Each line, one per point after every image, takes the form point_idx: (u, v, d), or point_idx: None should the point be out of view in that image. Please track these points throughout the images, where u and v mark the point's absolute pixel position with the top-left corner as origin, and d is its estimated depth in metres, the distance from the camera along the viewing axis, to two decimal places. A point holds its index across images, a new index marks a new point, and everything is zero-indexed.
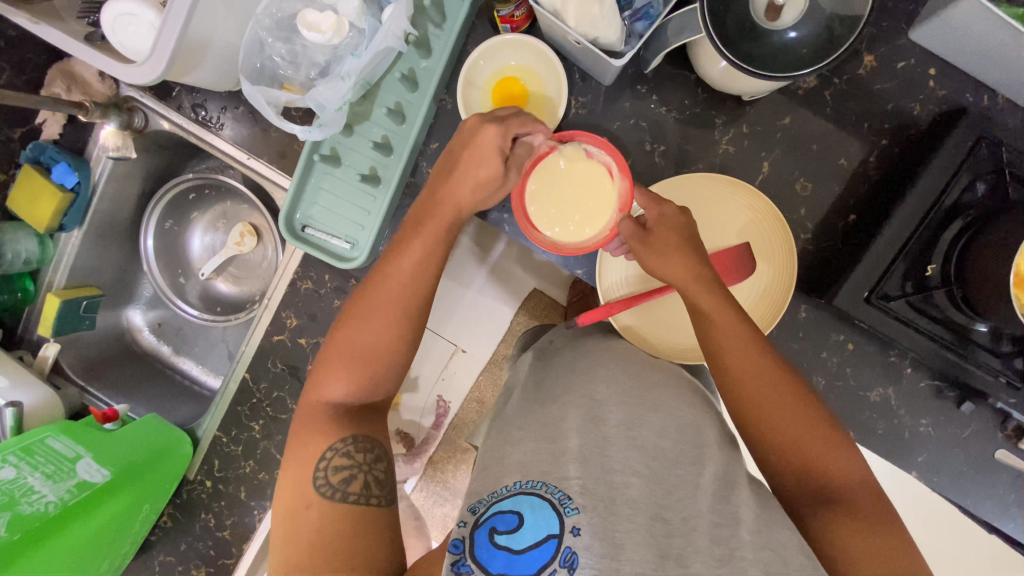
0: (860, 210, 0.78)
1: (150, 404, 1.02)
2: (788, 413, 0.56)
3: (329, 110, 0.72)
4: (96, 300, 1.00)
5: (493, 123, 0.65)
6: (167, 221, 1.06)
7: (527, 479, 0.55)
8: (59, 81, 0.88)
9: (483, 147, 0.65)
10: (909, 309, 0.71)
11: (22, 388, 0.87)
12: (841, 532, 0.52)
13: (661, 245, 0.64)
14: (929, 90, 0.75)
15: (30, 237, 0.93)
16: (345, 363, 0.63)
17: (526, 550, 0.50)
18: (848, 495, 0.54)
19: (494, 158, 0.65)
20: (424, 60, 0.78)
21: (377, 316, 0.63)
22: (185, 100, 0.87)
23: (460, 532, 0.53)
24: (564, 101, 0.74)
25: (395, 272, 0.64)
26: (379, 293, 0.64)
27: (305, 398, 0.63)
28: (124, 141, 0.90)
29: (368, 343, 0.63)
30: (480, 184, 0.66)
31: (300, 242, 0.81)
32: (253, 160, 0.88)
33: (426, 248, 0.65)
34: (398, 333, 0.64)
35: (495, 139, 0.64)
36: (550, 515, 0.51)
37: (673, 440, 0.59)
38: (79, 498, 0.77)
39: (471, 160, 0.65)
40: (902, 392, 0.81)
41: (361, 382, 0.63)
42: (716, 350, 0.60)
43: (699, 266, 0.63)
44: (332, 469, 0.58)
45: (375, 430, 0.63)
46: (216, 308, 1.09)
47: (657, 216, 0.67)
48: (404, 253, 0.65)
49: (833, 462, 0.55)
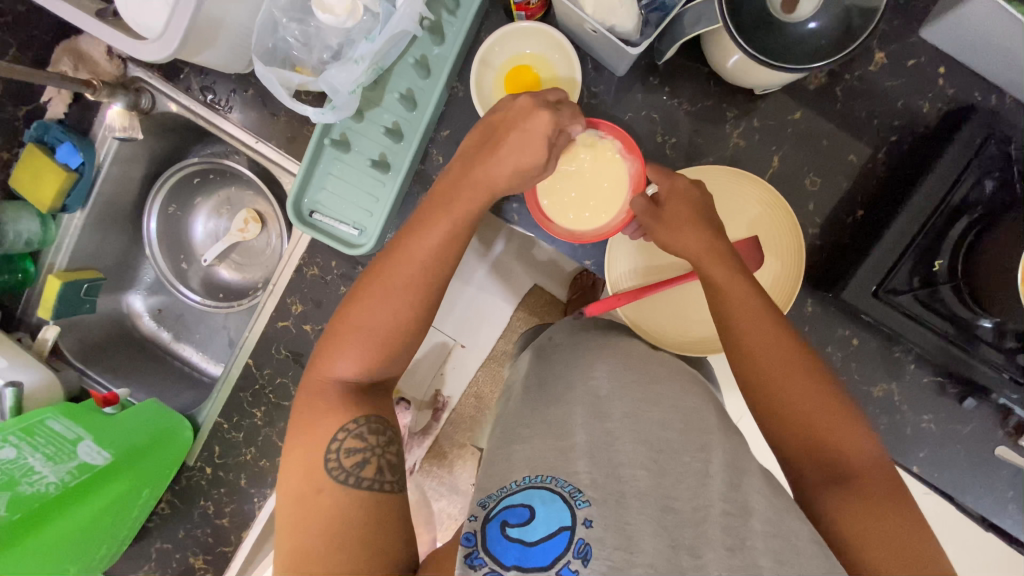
0: (868, 205, 0.79)
1: (150, 389, 1.01)
2: (801, 388, 0.56)
3: (343, 93, 0.72)
4: (97, 284, 0.98)
5: (546, 109, 0.61)
6: (171, 206, 1.05)
7: (536, 474, 0.55)
8: (66, 59, 0.87)
9: (531, 132, 0.60)
10: (916, 304, 0.72)
11: (22, 369, 0.86)
12: (851, 511, 0.52)
13: (674, 219, 0.65)
14: (938, 88, 0.76)
15: (31, 216, 0.92)
16: (356, 340, 0.61)
17: (539, 543, 0.49)
18: (858, 474, 0.54)
19: (540, 143, 0.61)
20: (437, 46, 0.78)
21: (393, 293, 0.61)
22: (193, 82, 0.87)
23: (472, 525, 0.53)
24: (578, 90, 0.74)
25: (414, 247, 0.62)
26: (399, 263, 0.62)
27: (312, 374, 0.62)
28: (131, 122, 0.89)
29: (383, 324, 0.61)
30: (516, 170, 0.62)
31: (308, 227, 0.81)
32: (261, 145, 0.88)
33: (447, 228, 0.63)
34: (414, 315, 0.62)
35: (546, 125, 0.60)
36: (562, 509, 0.51)
37: (675, 430, 0.59)
38: (79, 481, 0.76)
39: (515, 146, 0.61)
40: (904, 388, 0.82)
41: (374, 362, 0.62)
42: (727, 324, 0.61)
43: (713, 240, 0.64)
44: (344, 450, 0.57)
45: (387, 413, 0.63)
46: (219, 294, 1.08)
47: (671, 189, 0.67)
48: (424, 229, 0.63)
49: (845, 440, 0.55)
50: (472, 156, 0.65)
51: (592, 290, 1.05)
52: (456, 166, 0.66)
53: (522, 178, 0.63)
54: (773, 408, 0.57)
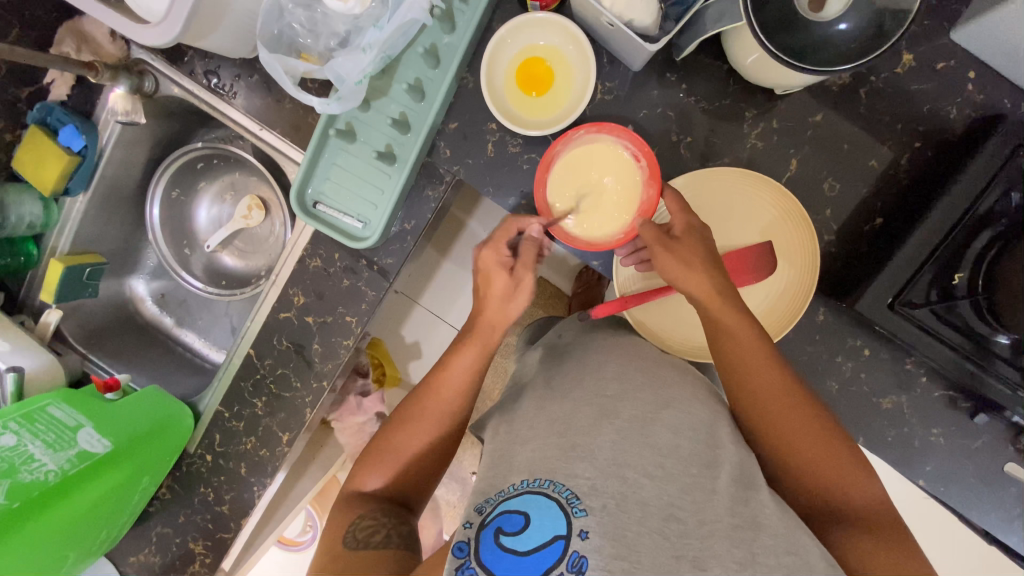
0: (887, 213, 0.77)
1: (152, 374, 1.01)
2: (804, 426, 0.57)
3: (349, 82, 0.69)
4: (99, 268, 0.98)
5: (487, 244, 0.71)
6: (174, 190, 1.03)
7: (534, 478, 0.54)
8: (69, 39, 0.85)
9: (489, 268, 0.70)
10: (932, 318, 0.70)
11: (23, 353, 0.85)
12: (865, 548, 0.51)
13: (684, 254, 0.63)
14: (967, 94, 0.73)
15: (34, 201, 0.90)
16: (380, 457, 0.68)
17: (532, 552, 0.49)
18: (863, 514, 0.54)
19: (501, 275, 0.69)
20: (447, 35, 0.76)
21: (422, 420, 0.68)
22: (197, 66, 0.84)
23: (464, 535, 0.53)
24: (591, 85, 0.71)
25: (443, 378, 0.69)
26: (428, 393, 0.69)
27: (347, 485, 0.69)
28: (133, 106, 0.87)
29: (410, 443, 0.68)
30: (501, 299, 0.69)
31: (311, 218, 0.79)
32: (265, 132, 0.86)
33: (475, 355, 0.69)
34: (438, 435, 0.68)
35: (494, 258, 0.70)
36: (557, 516, 0.50)
37: (688, 438, 0.57)
38: (78, 469, 0.76)
39: (486, 279, 0.71)
40: (915, 400, 0.81)
41: (398, 474, 0.68)
42: (735, 367, 0.60)
43: (721, 280, 0.63)
44: (359, 530, 0.62)
45: (406, 514, 0.67)
46: (221, 282, 1.07)
47: (684, 224, 0.66)
48: (448, 360, 0.70)
49: (849, 478, 0.55)
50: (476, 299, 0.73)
51: (596, 286, 1.04)
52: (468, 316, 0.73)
53: (511, 299, 0.69)
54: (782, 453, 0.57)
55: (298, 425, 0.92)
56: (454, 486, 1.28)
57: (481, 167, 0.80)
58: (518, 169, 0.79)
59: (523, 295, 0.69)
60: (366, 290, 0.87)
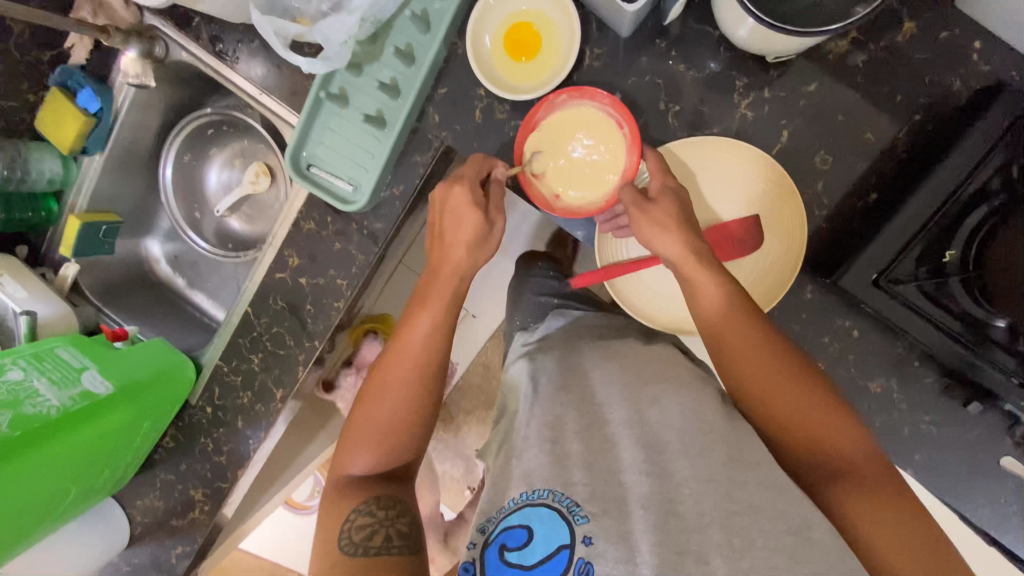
0: (882, 188, 0.74)
1: (160, 328, 1.07)
2: (790, 390, 0.57)
3: (335, 43, 0.71)
4: (115, 226, 1.04)
5: (459, 184, 0.71)
6: (186, 155, 1.08)
7: (532, 490, 0.57)
8: (86, 5, 0.89)
9: (460, 210, 0.70)
10: (920, 296, 0.67)
11: (40, 301, 0.92)
12: (855, 505, 0.52)
13: (660, 218, 0.65)
14: (972, 64, 0.69)
15: (54, 157, 0.96)
16: (361, 437, 0.67)
17: (538, 564, 0.54)
18: (852, 465, 0.54)
19: (471, 214, 0.70)
20: (437, 0, 0.76)
21: (392, 388, 0.67)
22: (203, 31, 0.88)
23: (470, 555, 0.57)
24: (574, 51, 0.72)
25: (406, 339, 0.68)
26: (394, 357, 0.68)
27: (334, 468, 0.68)
28: (144, 70, 0.90)
29: (386, 415, 0.67)
30: (469, 242, 0.70)
31: (304, 180, 0.82)
32: (265, 97, 0.89)
33: (438, 310, 0.69)
34: (414, 402, 0.67)
35: (465, 196, 0.70)
36: (562, 527, 0.54)
37: (675, 430, 0.59)
38: (81, 406, 0.80)
39: (455, 228, 0.71)
40: (907, 386, 0.78)
41: (383, 453, 0.67)
42: (717, 337, 0.61)
43: (698, 246, 0.63)
44: (354, 528, 0.61)
45: (400, 493, 0.66)
46: (229, 245, 1.11)
47: (660, 186, 0.68)
48: (411, 320, 0.69)
49: (839, 437, 0.55)
50: (433, 247, 0.74)
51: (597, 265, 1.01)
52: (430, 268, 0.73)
53: (481, 243, 0.71)
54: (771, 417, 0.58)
55: (291, 382, 0.95)
56: (455, 461, 1.31)
57: (468, 133, 0.81)
58: (505, 136, 0.80)
59: (495, 239, 0.72)
60: (357, 253, 0.89)
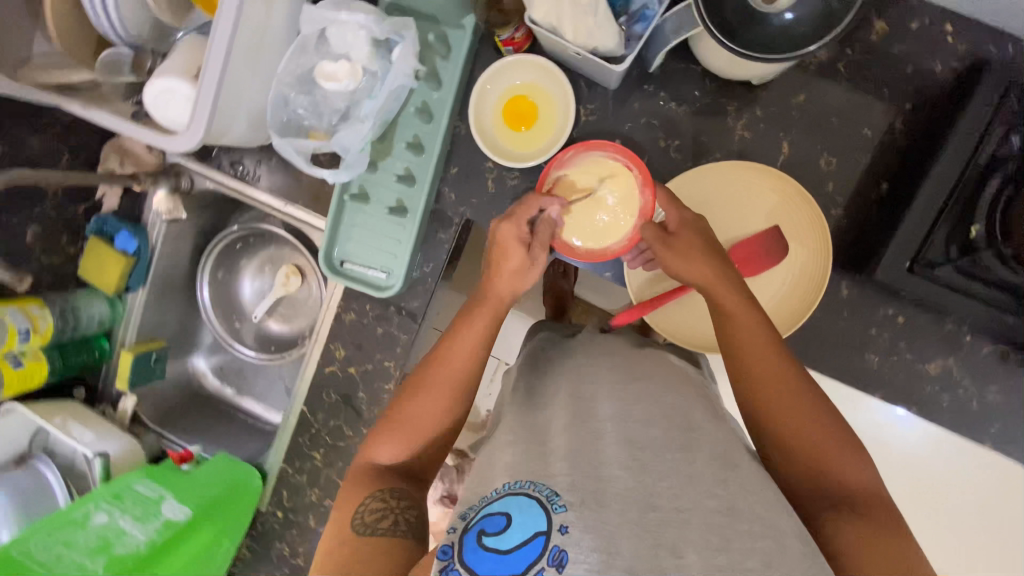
0: (891, 177, 0.76)
1: (220, 442, 1.09)
2: (805, 409, 0.57)
3: (353, 151, 0.77)
4: (163, 352, 1.09)
5: (507, 219, 0.69)
6: (219, 271, 1.13)
7: (516, 480, 0.54)
8: (114, 156, 0.95)
9: (506, 239, 0.68)
10: (957, 273, 0.69)
11: (109, 439, 0.95)
12: (854, 534, 0.50)
13: (683, 248, 0.65)
14: (948, 47, 0.73)
15: (102, 301, 1.02)
16: (393, 427, 0.65)
17: (515, 550, 0.47)
18: (853, 498, 0.53)
19: (517, 247, 0.68)
20: (435, 91, 0.82)
21: (432, 387, 0.65)
22: (224, 159, 0.95)
23: (449, 539, 0.52)
24: (570, 120, 0.77)
25: (448, 351, 0.66)
26: (438, 366, 0.66)
27: (357, 457, 0.65)
28: (174, 204, 0.99)
29: (419, 412, 0.65)
30: (514, 276, 0.67)
31: (341, 277, 0.86)
32: (290, 207, 0.94)
33: (482, 330, 0.66)
34: (448, 407, 0.65)
35: (514, 230, 0.68)
36: (539, 515, 0.49)
37: (660, 427, 0.56)
38: (165, 537, 0.84)
39: (501, 253, 0.68)
40: (963, 361, 0.78)
41: (410, 445, 0.64)
42: (736, 350, 0.60)
43: (722, 269, 0.64)
44: (368, 512, 0.58)
45: (416, 489, 0.63)
46: (271, 347, 1.15)
47: (677, 220, 0.69)
48: (456, 332, 0.67)
49: (844, 464, 0.55)
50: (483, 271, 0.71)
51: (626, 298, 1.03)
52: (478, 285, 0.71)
53: (524, 281, 0.68)
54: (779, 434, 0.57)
55: None
56: None
57: (485, 204, 0.85)
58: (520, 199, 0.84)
59: (541, 269, 0.69)
60: (399, 334, 0.92)
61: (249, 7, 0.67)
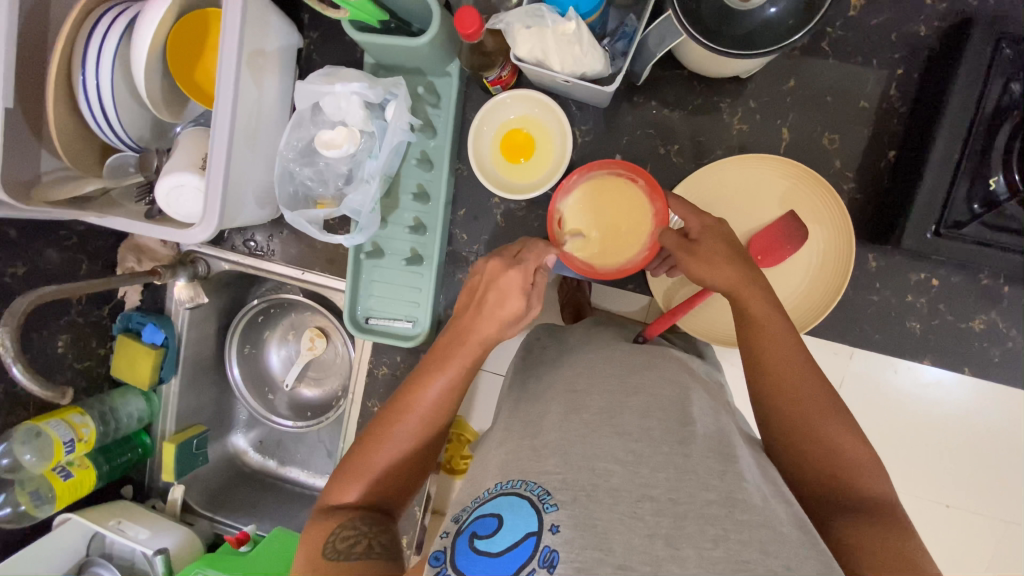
0: (898, 144, 0.76)
1: (274, 517, 1.09)
2: (826, 413, 0.56)
3: (365, 212, 0.79)
4: (204, 436, 1.08)
5: (513, 264, 0.63)
6: (246, 346, 1.14)
7: (507, 480, 0.53)
8: (130, 255, 0.98)
9: (507, 287, 0.62)
10: (985, 229, 0.67)
11: (164, 534, 0.95)
12: (870, 535, 0.49)
13: (708, 254, 0.64)
14: (929, 8, 0.73)
15: (138, 396, 1.03)
16: (362, 468, 0.61)
17: (506, 552, 0.48)
18: (872, 503, 0.52)
19: (517, 296, 0.62)
20: (432, 139, 0.84)
21: (398, 423, 0.61)
22: (237, 240, 0.96)
23: (442, 543, 0.53)
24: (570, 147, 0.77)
25: (421, 389, 0.61)
26: (410, 404, 0.61)
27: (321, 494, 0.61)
28: (195, 290, 0.99)
29: (387, 447, 0.61)
30: (506, 320, 0.63)
31: (368, 334, 0.86)
32: (308, 274, 0.95)
33: (455, 370, 0.62)
34: (419, 441, 0.62)
35: (500, 274, 0.63)
36: (529, 515, 0.49)
37: (659, 417, 0.55)
38: None
39: (494, 297, 0.63)
40: (1007, 312, 0.77)
41: (380, 481, 0.61)
42: (756, 352, 0.60)
43: (748, 274, 0.63)
44: (339, 541, 0.56)
45: (385, 517, 0.61)
46: (307, 413, 1.15)
47: (700, 227, 0.67)
48: (429, 370, 0.62)
49: (862, 469, 0.54)
50: (463, 307, 0.66)
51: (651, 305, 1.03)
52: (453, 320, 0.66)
53: (515, 326, 0.64)
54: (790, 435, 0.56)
55: None
56: None
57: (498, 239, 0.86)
58: (532, 228, 0.84)
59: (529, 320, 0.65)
60: None
61: (242, 92, 0.70)
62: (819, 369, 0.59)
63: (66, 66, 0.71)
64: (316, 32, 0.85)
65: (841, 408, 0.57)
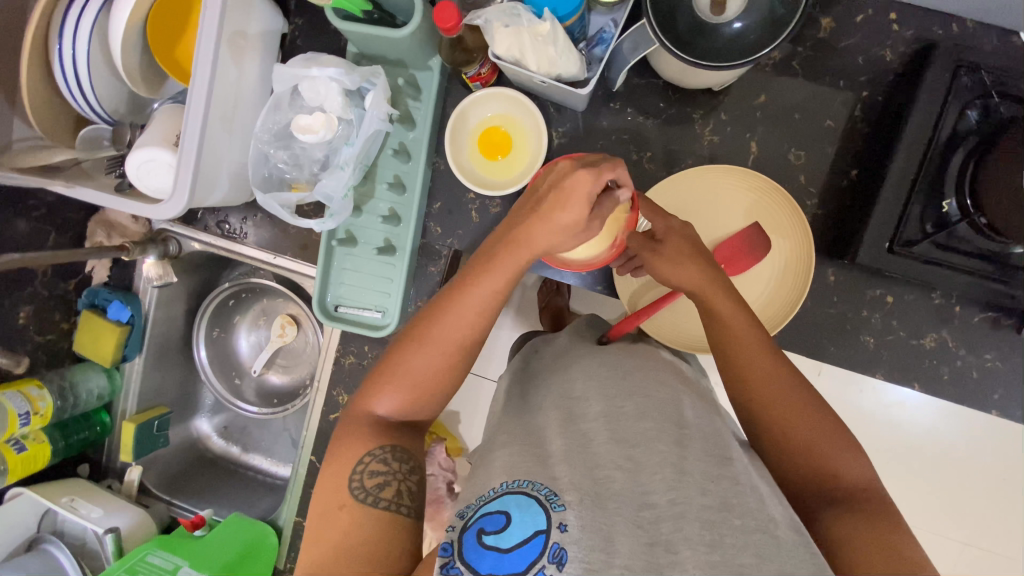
0: (860, 163, 0.79)
1: (232, 503, 1.06)
2: (797, 410, 0.57)
3: (337, 199, 0.79)
4: (165, 418, 1.07)
5: (585, 167, 0.55)
6: (215, 329, 1.13)
7: (513, 479, 0.52)
8: (99, 230, 0.96)
9: (572, 192, 0.54)
10: (936, 249, 0.69)
11: (118, 514, 0.94)
12: (850, 526, 0.51)
13: (674, 254, 0.66)
14: (895, 34, 0.76)
15: (99, 373, 1.01)
16: (399, 378, 0.60)
17: (515, 548, 0.47)
18: (851, 492, 0.54)
19: (585, 203, 0.54)
20: (411, 132, 0.85)
21: (438, 339, 0.59)
22: (210, 220, 0.95)
23: (449, 535, 0.51)
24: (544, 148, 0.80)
25: (465, 299, 0.59)
26: (450, 312, 0.59)
27: (354, 407, 0.61)
28: (164, 269, 0.99)
29: (424, 368, 0.59)
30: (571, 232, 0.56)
31: (337, 321, 0.87)
32: (279, 258, 0.95)
33: (503, 283, 0.58)
34: (455, 362, 0.60)
35: (586, 184, 0.54)
36: (537, 513, 0.49)
37: (654, 421, 0.56)
38: None
39: (557, 205, 0.55)
40: (957, 332, 0.79)
41: (412, 400, 0.60)
42: (725, 354, 0.61)
43: (712, 274, 0.65)
44: (367, 473, 0.56)
45: (415, 445, 0.61)
46: (273, 400, 1.14)
47: (666, 229, 0.69)
48: (475, 280, 0.59)
49: (838, 461, 0.55)
50: (521, 216, 0.58)
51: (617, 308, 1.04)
52: (507, 226, 0.60)
53: (580, 238, 0.57)
54: (773, 430, 0.58)
55: None
56: None
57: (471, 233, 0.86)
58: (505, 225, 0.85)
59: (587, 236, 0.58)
60: None
61: (220, 74, 0.70)
62: (787, 362, 0.60)
63: (43, 36, 0.70)
64: (301, 18, 0.86)
65: (816, 405, 0.58)
